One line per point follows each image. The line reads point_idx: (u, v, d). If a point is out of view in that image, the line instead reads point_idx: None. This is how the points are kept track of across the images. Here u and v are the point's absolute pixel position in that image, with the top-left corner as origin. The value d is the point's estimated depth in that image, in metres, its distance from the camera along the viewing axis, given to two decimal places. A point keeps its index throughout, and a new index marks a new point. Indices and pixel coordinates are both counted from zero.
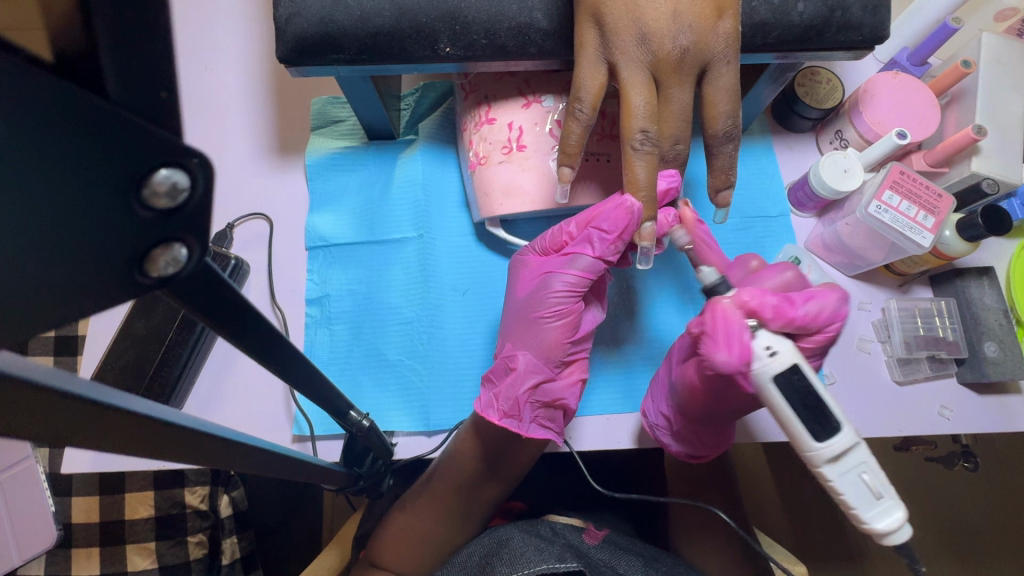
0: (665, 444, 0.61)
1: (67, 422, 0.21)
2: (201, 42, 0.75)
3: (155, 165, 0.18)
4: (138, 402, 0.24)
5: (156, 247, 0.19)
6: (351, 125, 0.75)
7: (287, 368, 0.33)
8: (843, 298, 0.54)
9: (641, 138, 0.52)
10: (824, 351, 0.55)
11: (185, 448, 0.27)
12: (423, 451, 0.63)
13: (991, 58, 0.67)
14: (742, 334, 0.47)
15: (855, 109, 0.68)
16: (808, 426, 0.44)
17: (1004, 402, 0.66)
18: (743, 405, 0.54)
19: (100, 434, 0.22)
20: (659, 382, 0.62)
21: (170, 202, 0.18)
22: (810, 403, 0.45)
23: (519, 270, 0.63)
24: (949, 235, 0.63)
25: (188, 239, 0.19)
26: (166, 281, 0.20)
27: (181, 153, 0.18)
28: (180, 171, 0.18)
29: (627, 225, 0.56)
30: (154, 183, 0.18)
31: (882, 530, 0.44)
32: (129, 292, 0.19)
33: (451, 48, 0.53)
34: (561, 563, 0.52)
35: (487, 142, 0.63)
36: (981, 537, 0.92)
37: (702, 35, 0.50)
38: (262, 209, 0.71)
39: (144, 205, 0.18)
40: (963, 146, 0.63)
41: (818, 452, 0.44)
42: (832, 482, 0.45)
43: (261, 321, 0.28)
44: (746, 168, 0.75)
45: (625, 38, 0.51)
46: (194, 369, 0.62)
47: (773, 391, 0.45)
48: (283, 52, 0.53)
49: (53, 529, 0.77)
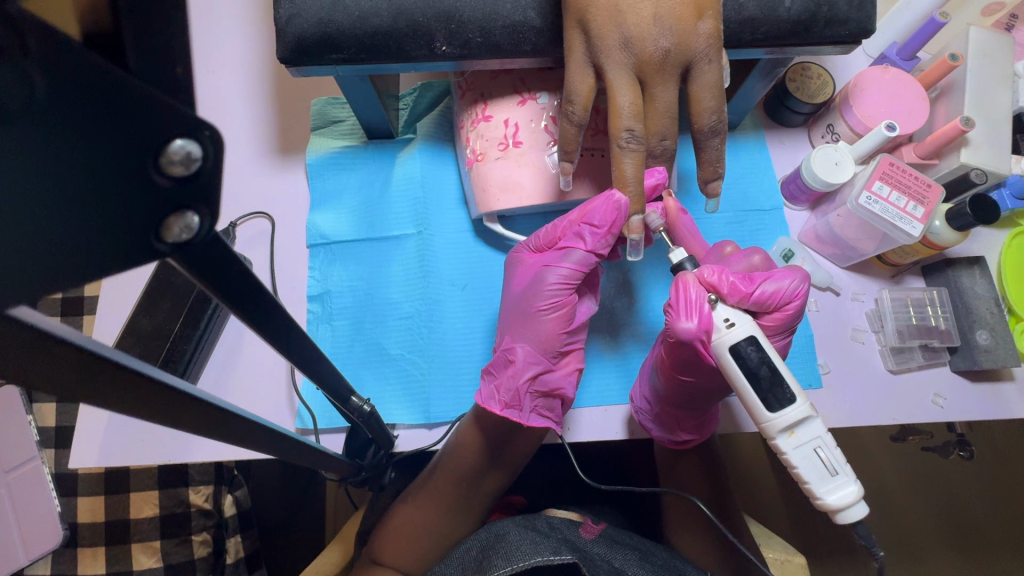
0: (648, 428, 0.62)
1: (74, 373, 0.22)
2: (202, 46, 0.77)
3: (171, 136, 0.19)
4: (154, 369, 0.25)
5: (172, 214, 0.19)
6: (351, 125, 0.76)
7: (289, 354, 0.34)
8: (803, 278, 0.54)
9: (626, 136, 0.53)
10: (787, 330, 0.56)
11: (194, 419, 0.28)
12: (425, 443, 0.64)
13: (978, 52, 0.68)
14: (702, 304, 0.50)
15: (845, 104, 0.69)
16: (762, 397, 0.46)
17: (996, 390, 0.67)
18: (711, 388, 0.56)
19: (100, 390, 0.23)
20: (647, 369, 0.63)
21: (184, 171, 0.19)
22: (761, 374, 0.47)
23: (514, 267, 0.65)
24: (939, 225, 0.64)
25: (200, 208, 0.20)
26: (179, 247, 0.20)
27: (195, 125, 0.19)
28: (194, 143, 0.19)
29: (615, 219, 0.58)
30: (170, 153, 0.18)
31: (833, 507, 0.45)
32: (148, 255, 0.20)
33: (446, 47, 0.55)
34: (554, 557, 0.53)
35: (484, 139, 0.65)
36: (979, 527, 0.93)
37: (684, 36, 0.51)
38: (264, 208, 0.72)
39: (162, 173, 0.19)
40: (952, 137, 0.64)
41: (771, 421, 0.46)
42: (786, 455, 0.47)
43: (268, 300, 0.29)
44: (739, 163, 0.76)
45: (609, 41, 0.52)
46: (199, 363, 0.64)
47: (727, 359, 0.48)
48: (283, 52, 0.55)
49: (61, 528, 0.79)
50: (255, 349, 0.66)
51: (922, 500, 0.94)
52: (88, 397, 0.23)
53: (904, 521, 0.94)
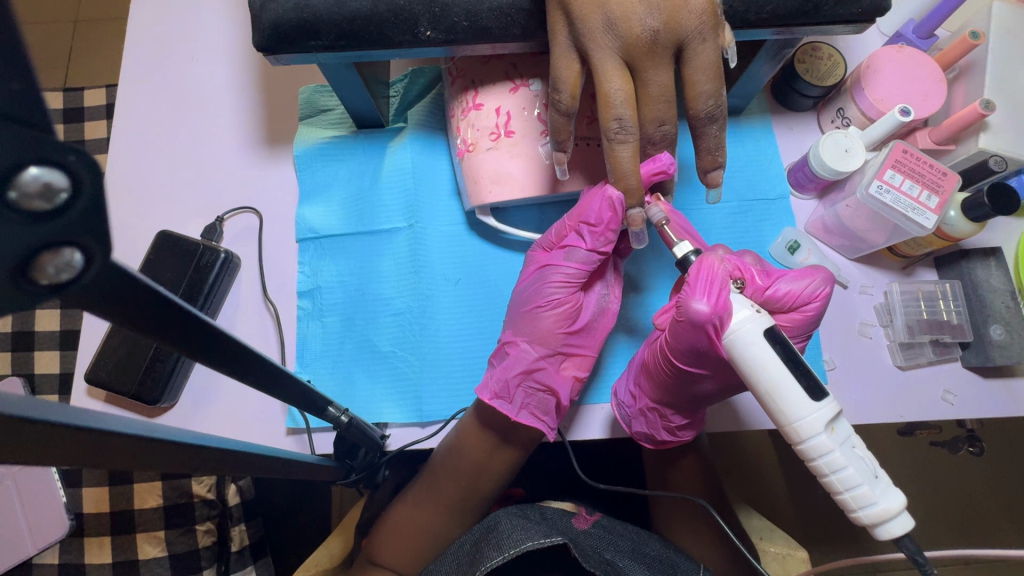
0: (629, 424, 0.60)
1: (16, 441, 0.19)
2: (186, 32, 0.74)
3: (23, 163, 0.15)
4: (104, 418, 0.23)
5: (44, 252, 0.16)
6: (340, 114, 0.73)
7: (243, 372, 0.32)
8: (826, 279, 0.52)
9: (616, 126, 0.50)
10: (805, 334, 0.54)
11: (161, 458, 0.27)
12: (416, 440, 0.63)
13: (1001, 29, 0.64)
14: (722, 288, 0.47)
15: (857, 86, 0.65)
16: (802, 383, 0.43)
17: (1010, 386, 0.64)
18: (706, 385, 0.54)
19: (48, 450, 0.21)
20: (634, 364, 0.61)
21: (46, 204, 0.16)
22: (790, 363, 0.43)
23: (525, 266, 0.64)
24: (954, 215, 0.61)
25: (84, 243, 0.17)
26: (62, 288, 0.18)
27: (55, 150, 0.16)
28: (55, 170, 0.16)
29: (613, 216, 0.55)
30: (21, 184, 0.15)
31: (884, 515, 0.41)
32: (26, 301, 0.17)
33: (431, 32, 0.52)
34: (546, 540, 0.53)
35: (475, 128, 0.62)
36: (988, 520, 0.92)
37: (674, 12, 0.48)
38: (252, 202, 0.70)
39: (16, 208, 0.15)
40: (970, 122, 0.61)
41: (817, 413, 0.42)
42: (834, 455, 0.42)
43: (198, 320, 0.26)
44: (743, 149, 0.73)
45: (593, 23, 0.49)
46: (183, 372, 0.61)
47: (763, 344, 0.44)
48: (260, 40, 0.52)
49: (66, 518, 0.79)
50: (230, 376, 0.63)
51: (931, 491, 0.93)
52: (31, 458, 0.20)
53: (912, 513, 0.92)
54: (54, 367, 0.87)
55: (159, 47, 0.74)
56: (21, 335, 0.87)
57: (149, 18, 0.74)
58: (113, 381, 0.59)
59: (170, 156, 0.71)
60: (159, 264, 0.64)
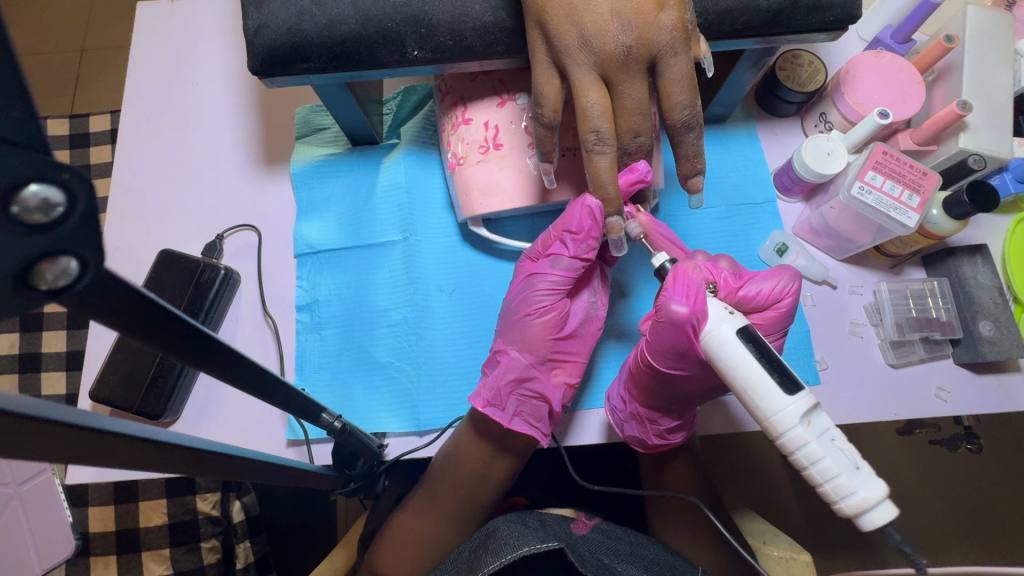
0: (621, 428, 0.61)
1: (21, 445, 0.21)
2: (185, 59, 0.77)
3: (22, 181, 0.17)
4: (107, 420, 0.24)
5: (43, 260, 0.18)
6: (335, 133, 0.75)
7: (238, 377, 0.33)
8: (793, 277, 0.54)
9: (594, 138, 0.52)
10: (780, 332, 0.55)
11: (161, 460, 0.28)
12: (414, 449, 0.64)
13: (976, 32, 0.66)
14: (699, 290, 0.49)
15: (838, 91, 0.67)
16: (772, 377, 0.43)
17: (1002, 381, 0.65)
18: (690, 386, 0.55)
19: (49, 449, 0.22)
20: (623, 370, 0.62)
21: (44, 217, 0.17)
22: (762, 360, 0.44)
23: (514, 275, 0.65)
24: (936, 215, 0.62)
25: (79, 251, 0.19)
26: (58, 293, 0.19)
27: (52, 168, 0.17)
28: (53, 187, 0.17)
29: (594, 225, 0.57)
30: (22, 199, 0.17)
31: (864, 505, 0.40)
32: (21, 304, 0.18)
33: (418, 51, 0.54)
34: (542, 544, 0.54)
35: (464, 142, 0.64)
36: (997, 518, 0.91)
37: (645, 28, 0.49)
38: (251, 219, 0.72)
39: (15, 221, 0.17)
40: (949, 122, 0.62)
41: (789, 406, 0.43)
42: (809, 447, 0.42)
43: (194, 329, 0.27)
44: (729, 155, 0.74)
45: (568, 40, 0.50)
46: (184, 388, 0.63)
47: (737, 344, 0.45)
48: (254, 64, 0.54)
49: (71, 539, 0.79)
50: (229, 393, 0.64)
51: (936, 491, 0.92)
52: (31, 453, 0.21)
53: (917, 512, 0.91)
54: (62, 386, 0.88)
55: (159, 73, 0.77)
56: (28, 357, 0.89)
57: (151, 46, 0.77)
58: (112, 399, 0.60)
59: (172, 178, 0.73)
60: (160, 282, 0.65)
